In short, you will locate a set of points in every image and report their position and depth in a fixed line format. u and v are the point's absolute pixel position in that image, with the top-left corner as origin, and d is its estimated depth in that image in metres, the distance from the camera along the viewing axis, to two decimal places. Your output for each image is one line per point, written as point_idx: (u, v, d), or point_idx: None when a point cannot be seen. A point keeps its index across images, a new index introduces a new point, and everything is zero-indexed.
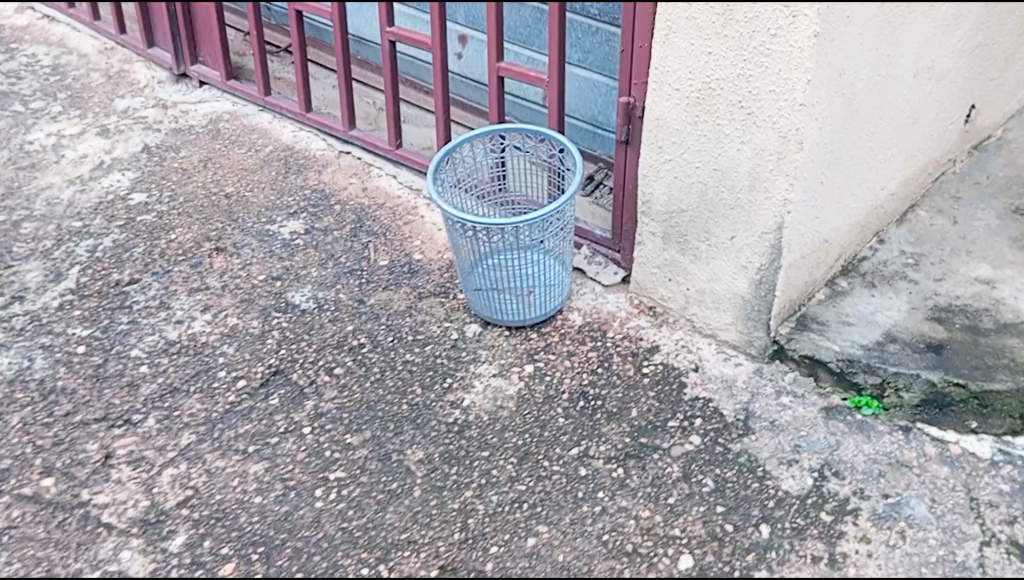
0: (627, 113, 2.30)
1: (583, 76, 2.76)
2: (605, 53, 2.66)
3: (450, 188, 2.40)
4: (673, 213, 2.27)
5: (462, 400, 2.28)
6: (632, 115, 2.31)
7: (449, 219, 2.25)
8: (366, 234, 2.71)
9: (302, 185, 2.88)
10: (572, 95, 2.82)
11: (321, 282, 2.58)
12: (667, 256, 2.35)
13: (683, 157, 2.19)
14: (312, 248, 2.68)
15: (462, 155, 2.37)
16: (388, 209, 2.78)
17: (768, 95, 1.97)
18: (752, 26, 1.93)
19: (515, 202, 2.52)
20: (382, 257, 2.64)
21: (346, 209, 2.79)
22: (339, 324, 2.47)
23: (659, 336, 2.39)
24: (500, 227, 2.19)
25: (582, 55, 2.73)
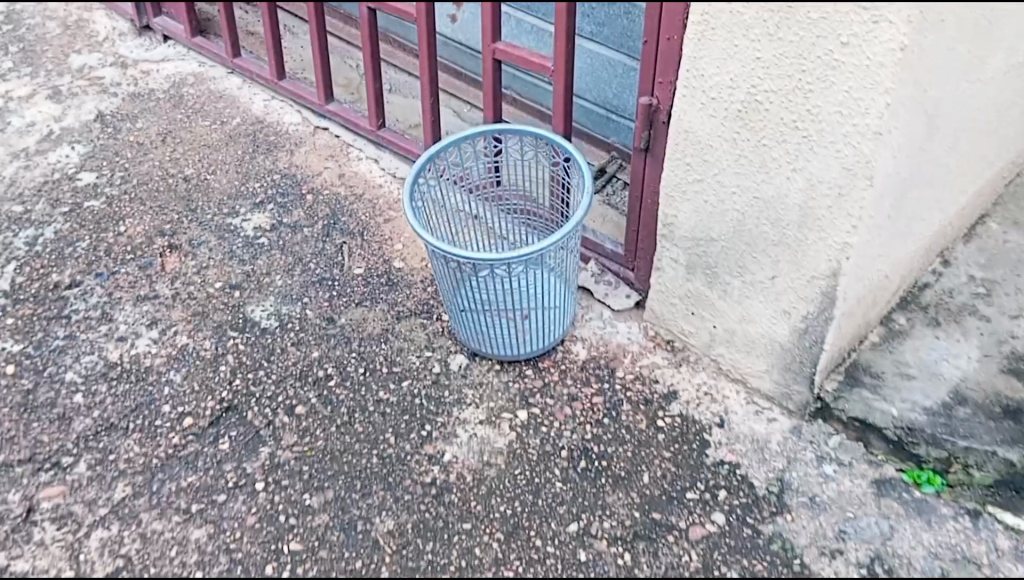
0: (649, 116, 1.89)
1: (596, 52, 2.35)
2: (623, 28, 2.24)
3: (431, 194, 2.00)
4: (699, 239, 1.89)
5: (442, 454, 1.94)
6: (655, 118, 1.89)
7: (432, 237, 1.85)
8: (341, 234, 2.34)
9: (272, 169, 2.50)
10: (583, 73, 2.41)
11: (286, 294, 2.22)
12: (692, 289, 1.97)
13: (716, 179, 1.79)
14: (278, 249, 2.31)
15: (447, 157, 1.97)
16: (369, 204, 2.40)
17: (832, 116, 1.57)
18: (817, 29, 1.52)
19: (513, 201, 2.12)
20: (358, 264, 2.26)
21: (321, 203, 2.41)
22: (305, 349, 2.11)
23: (678, 379, 2.02)
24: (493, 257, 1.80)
25: (595, 28, 2.31)
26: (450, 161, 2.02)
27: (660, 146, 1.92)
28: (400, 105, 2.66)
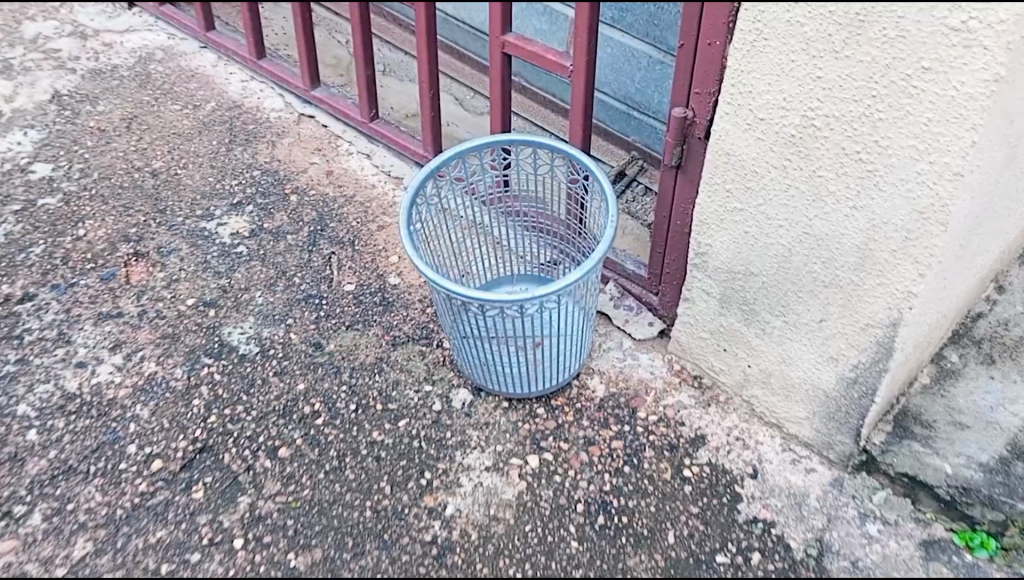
0: (683, 132, 1.64)
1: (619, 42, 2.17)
2: (649, 16, 2.07)
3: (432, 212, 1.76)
4: (735, 273, 1.66)
5: (443, 507, 1.72)
6: (690, 134, 1.64)
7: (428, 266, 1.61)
8: (328, 244, 2.11)
9: (251, 164, 2.27)
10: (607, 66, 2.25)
11: (267, 314, 1.99)
12: (725, 323, 1.75)
13: (761, 208, 1.54)
14: (258, 259, 2.09)
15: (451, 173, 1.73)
16: (360, 209, 2.18)
17: (905, 151, 1.30)
18: (893, 50, 1.22)
19: (525, 210, 1.88)
20: (348, 280, 2.04)
21: (306, 206, 2.18)
22: (289, 380, 1.89)
23: (705, 422, 1.82)
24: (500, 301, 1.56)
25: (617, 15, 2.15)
26: (454, 173, 1.77)
27: (696, 164, 1.68)
28: (395, 89, 2.43)
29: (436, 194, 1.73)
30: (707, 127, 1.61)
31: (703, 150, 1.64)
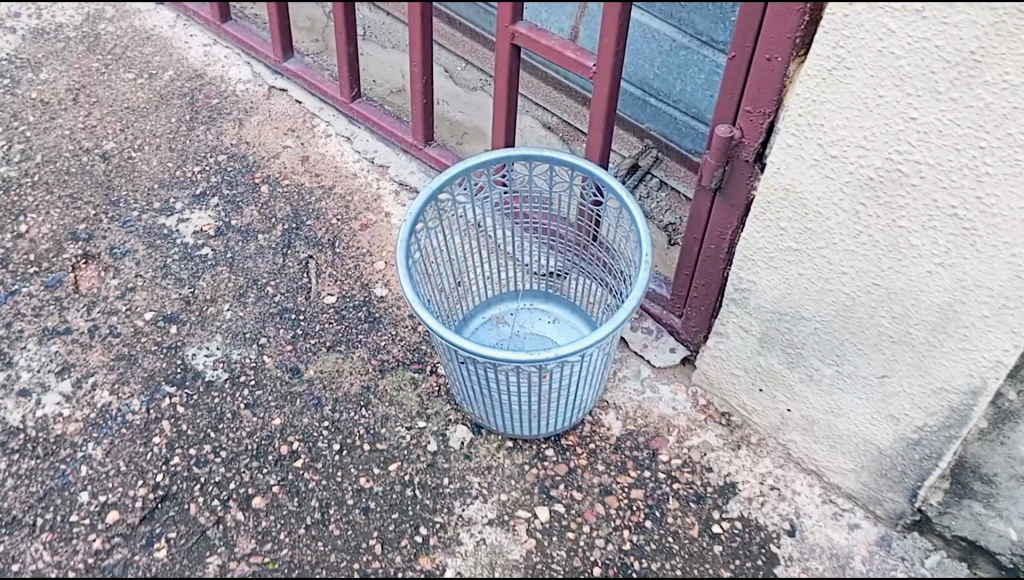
0: (727, 153, 1.41)
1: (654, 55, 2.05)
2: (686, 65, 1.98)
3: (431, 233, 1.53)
4: (782, 315, 1.45)
5: (442, 570, 1.51)
6: (735, 155, 1.42)
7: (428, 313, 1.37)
8: (305, 246, 1.86)
9: (216, 147, 2.01)
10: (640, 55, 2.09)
11: (237, 332, 1.75)
12: (763, 363, 1.55)
13: (822, 252, 1.34)
14: (225, 264, 1.84)
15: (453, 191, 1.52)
16: (341, 203, 1.93)
17: (1015, 212, 1.15)
18: (1015, 98, 1.07)
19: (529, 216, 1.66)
20: (328, 291, 1.80)
21: (281, 200, 1.93)
22: (263, 414, 1.66)
23: (735, 467, 1.62)
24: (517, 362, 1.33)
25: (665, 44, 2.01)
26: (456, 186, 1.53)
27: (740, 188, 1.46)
28: (378, 62, 2.21)
29: (438, 215, 1.49)
30: (758, 150, 1.39)
31: (750, 174, 1.43)
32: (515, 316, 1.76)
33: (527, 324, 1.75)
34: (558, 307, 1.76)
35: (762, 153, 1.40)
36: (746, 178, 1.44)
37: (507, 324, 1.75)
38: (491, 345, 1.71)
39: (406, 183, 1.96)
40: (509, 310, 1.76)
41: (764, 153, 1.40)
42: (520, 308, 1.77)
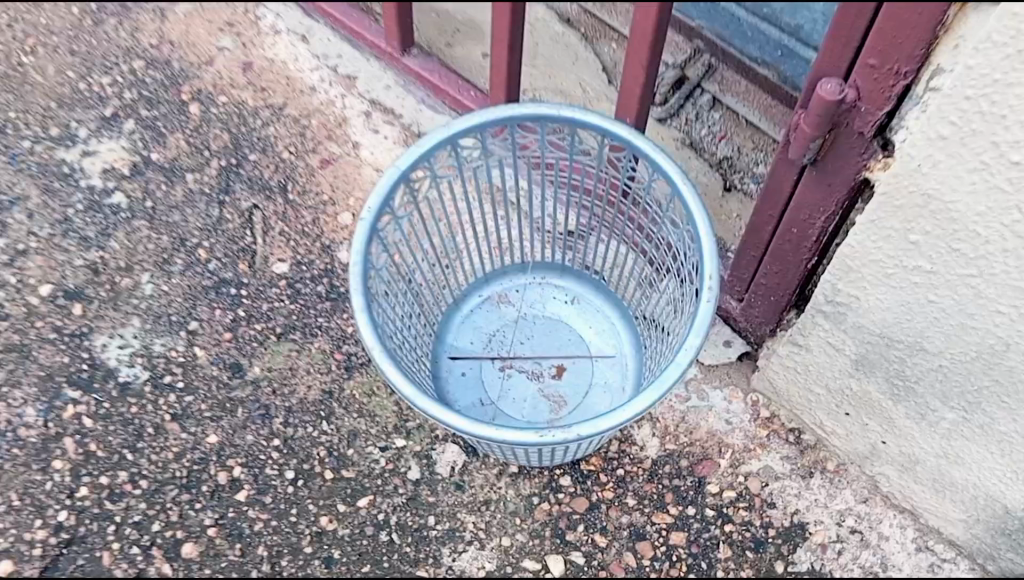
0: (833, 121, 1.00)
1: None
2: None
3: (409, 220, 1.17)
4: (892, 340, 1.11)
5: None
6: (843, 122, 1.00)
7: (395, 360, 1.00)
8: (248, 191, 1.45)
9: (131, 49, 1.59)
10: None
11: (159, 315, 1.35)
12: (856, 388, 1.21)
13: (972, 285, 0.96)
14: (145, 217, 1.42)
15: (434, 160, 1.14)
16: (294, 130, 1.51)
17: None
18: None
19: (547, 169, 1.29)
20: (279, 257, 1.39)
21: (217, 125, 1.51)
22: (193, 428, 1.27)
23: (805, 504, 1.28)
24: (515, 445, 0.95)
25: None
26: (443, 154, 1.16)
27: (849, 162, 1.05)
28: None
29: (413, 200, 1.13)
30: (880, 120, 0.97)
31: (864, 148, 1.01)
32: (523, 292, 1.38)
33: (538, 305, 1.37)
34: (578, 283, 1.38)
35: (885, 123, 0.98)
36: (859, 152, 1.03)
37: (511, 304, 1.37)
38: (491, 333, 1.35)
39: (379, 102, 1.53)
40: (515, 284, 1.39)
41: (888, 123, 0.98)
42: (529, 283, 1.39)
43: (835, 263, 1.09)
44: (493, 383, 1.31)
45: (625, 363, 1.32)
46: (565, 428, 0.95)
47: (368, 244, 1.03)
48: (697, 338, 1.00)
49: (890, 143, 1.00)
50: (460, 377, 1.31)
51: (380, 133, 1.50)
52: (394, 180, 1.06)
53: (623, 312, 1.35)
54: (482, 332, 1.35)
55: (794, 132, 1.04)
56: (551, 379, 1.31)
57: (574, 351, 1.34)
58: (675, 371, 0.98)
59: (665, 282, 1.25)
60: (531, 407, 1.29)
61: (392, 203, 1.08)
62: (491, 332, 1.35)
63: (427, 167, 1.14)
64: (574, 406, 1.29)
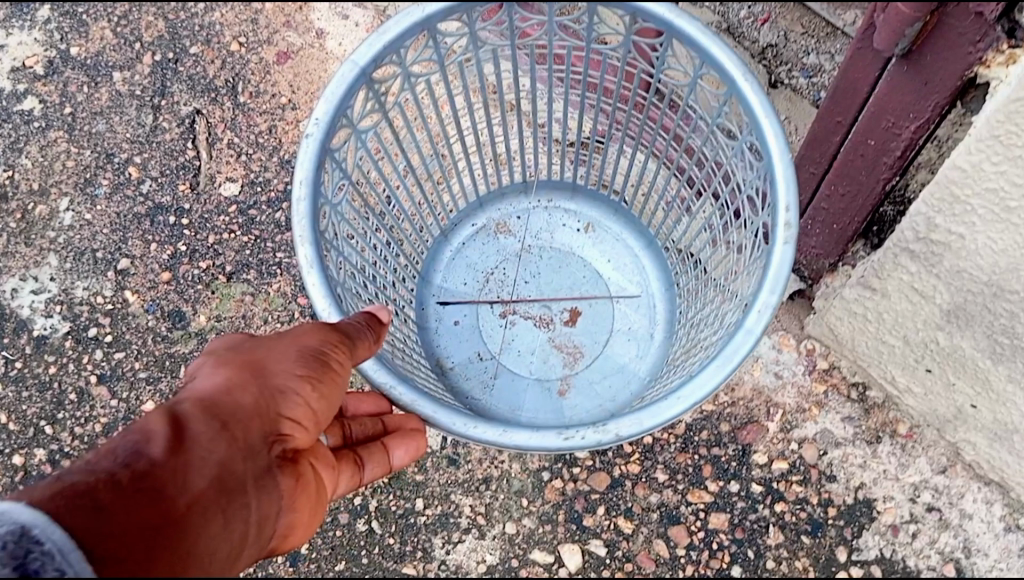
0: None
1: None
2: None
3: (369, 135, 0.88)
4: (1002, 290, 0.88)
5: None
6: None
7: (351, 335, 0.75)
8: (188, 91, 1.18)
9: None
10: None
11: (81, 251, 1.10)
12: (944, 342, 0.98)
13: None
14: (63, 126, 1.16)
15: (407, 52, 0.84)
16: (244, 15, 1.23)
17: None
18: None
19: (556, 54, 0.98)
20: (227, 176, 1.13)
21: (150, 10, 1.23)
22: (125, 394, 1.04)
23: (872, 477, 1.05)
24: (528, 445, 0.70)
25: None
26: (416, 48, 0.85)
27: (955, 54, 0.78)
28: None
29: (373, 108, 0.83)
30: None
31: (980, 34, 0.74)
32: (526, 219, 1.12)
33: (544, 234, 1.12)
34: (591, 207, 1.12)
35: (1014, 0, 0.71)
36: (972, 40, 0.75)
37: (512, 234, 1.12)
38: (490, 271, 1.10)
39: None
40: (516, 210, 1.13)
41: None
42: (533, 207, 1.13)
43: (933, 193, 0.87)
44: (492, 334, 1.07)
45: (653, 304, 1.08)
46: (596, 427, 0.71)
47: (318, 171, 0.74)
48: (772, 295, 0.73)
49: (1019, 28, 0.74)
50: (453, 327, 1.07)
51: (351, 18, 1.22)
52: (353, 82, 0.75)
53: (648, 242, 1.09)
54: (478, 269, 1.10)
55: (881, 16, 0.76)
56: (564, 325, 1.07)
57: (590, 291, 1.09)
58: (744, 343, 0.71)
59: (710, 208, 0.98)
60: (540, 361, 1.06)
61: (350, 109, 0.77)
62: (489, 270, 1.10)
63: (398, 61, 0.83)
64: (593, 358, 1.06)
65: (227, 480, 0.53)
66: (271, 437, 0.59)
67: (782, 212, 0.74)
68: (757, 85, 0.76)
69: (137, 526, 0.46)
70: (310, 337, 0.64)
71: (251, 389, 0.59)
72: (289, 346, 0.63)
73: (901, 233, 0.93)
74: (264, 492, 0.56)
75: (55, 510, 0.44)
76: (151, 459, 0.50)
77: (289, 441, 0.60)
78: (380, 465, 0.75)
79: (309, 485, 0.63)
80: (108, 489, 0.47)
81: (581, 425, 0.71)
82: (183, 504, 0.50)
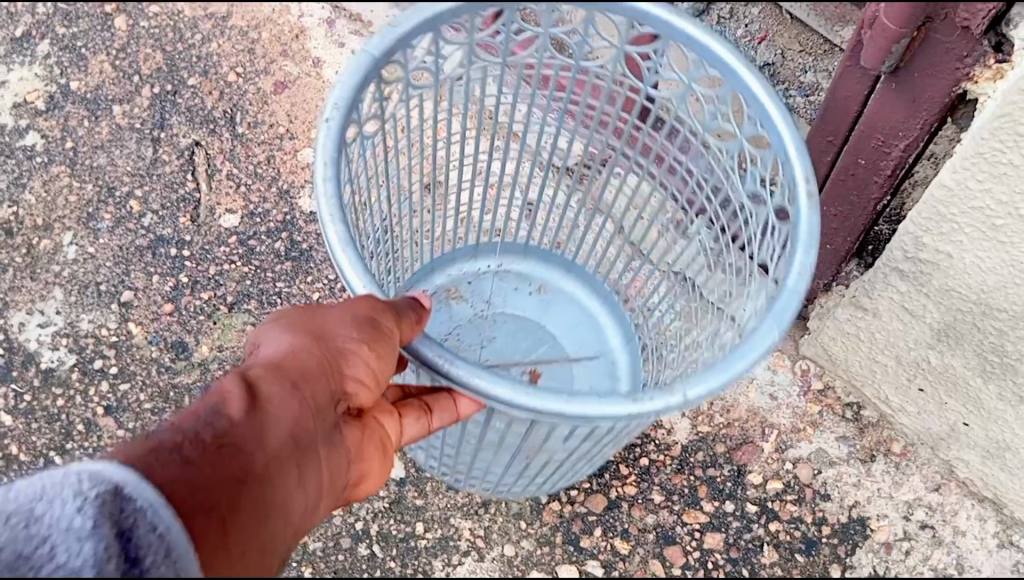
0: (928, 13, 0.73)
1: None
2: None
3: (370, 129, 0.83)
4: (991, 309, 0.89)
5: None
6: (941, 12, 0.74)
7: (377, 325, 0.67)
8: (186, 123, 1.20)
9: None
10: None
11: (86, 284, 1.12)
12: (934, 361, 0.99)
13: None
14: (65, 161, 1.18)
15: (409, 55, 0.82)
16: (240, 44, 1.25)
17: None
18: None
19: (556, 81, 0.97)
20: (227, 207, 1.15)
21: (148, 42, 1.26)
22: (132, 425, 1.05)
23: (866, 496, 1.07)
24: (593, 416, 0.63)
25: None
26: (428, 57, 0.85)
27: (944, 67, 0.78)
28: None
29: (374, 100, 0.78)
30: (996, 8, 0.71)
31: (968, 49, 0.76)
32: (475, 284, 1.12)
33: (497, 299, 1.12)
34: (541, 270, 1.13)
35: (1000, 14, 0.72)
36: (959, 55, 0.76)
37: (463, 300, 1.11)
38: (444, 338, 1.07)
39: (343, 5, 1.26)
40: (468, 274, 1.13)
41: (1005, 12, 0.72)
42: (485, 272, 1.13)
43: (920, 213, 0.87)
44: None
45: (613, 364, 1.09)
46: (664, 388, 0.64)
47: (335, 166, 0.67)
48: (808, 251, 0.69)
49: (1006, 42, 0.75)
50: None
51: (348, 47, 1.24)
52: (363, 70, 0.70)
53: (602, 299, 1.11)
54: (432, 336, 1.07)
55: (868, 32, 0.78)
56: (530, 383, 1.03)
57: (546, 355, 1.08)
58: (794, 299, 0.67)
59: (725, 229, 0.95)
60: None
61: (358, 105, 0.72)
62: (443, 336, 1.07)
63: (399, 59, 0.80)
64: None
65: (294, 439, 0.58)
66: (333, 395, 0.63)
67: (800, 183, 0.72)
68: (755, 72, 0.77)
69: (221, 480, 0.52)
70: (360, 301, 0.64)
71: (316, 354, 0.63)
72: (345, 311, 0.64)
73: (891, 252, 0.94)
74: (330, 451, 0.62)
75: (147, 469, 0.50)
76: (230, 418, 0.56)
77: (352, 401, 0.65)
78: (449, 414, 0.73)
79: (372, 437, 0.68)
80: (191, 446, 0.53)
81: (648, 391, 0.64)
82: (259, 462, 0.55)
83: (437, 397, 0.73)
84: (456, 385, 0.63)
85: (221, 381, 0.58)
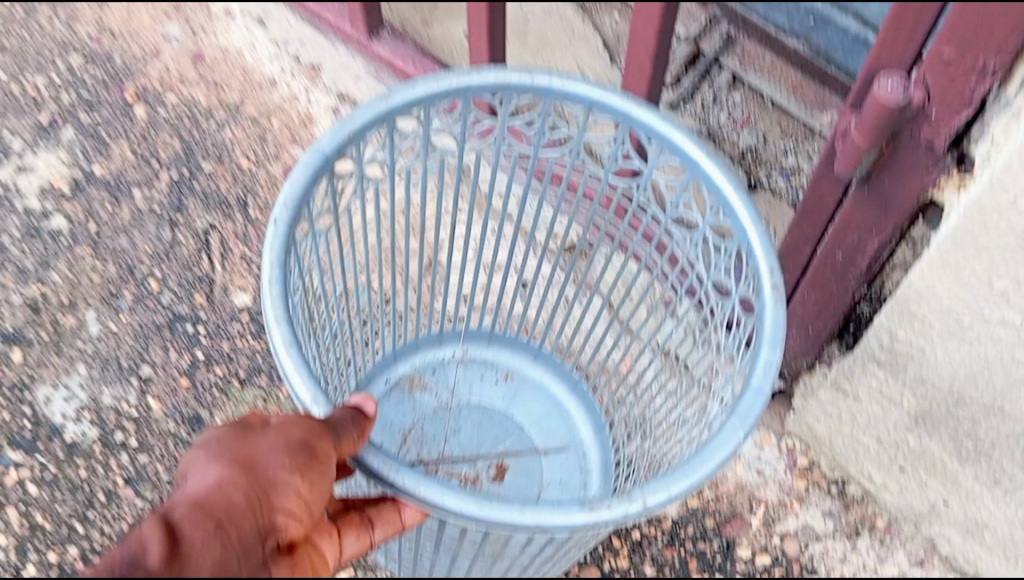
0: (894, 130, 0.77)
1: None
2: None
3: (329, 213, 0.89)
4: (963, 398, 0.93)
5: None
6: (906, 130, 0.77)
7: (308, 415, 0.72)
8: (203, 207, 1.27)
9: (67, 42, 1.41)
10: None
11: (107, 360, 1.18)
12: (913, 443, 1.03)
13: None
14: (89, 242, 1.25)
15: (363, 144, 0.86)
16: (253, 132, 1.33)
17: None
18: None
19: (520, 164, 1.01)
20: (240, 286, 1.22)
21: (168, 129, 1.33)
22: (150, 494, 1.11)
23: (851, 570, 1.11)
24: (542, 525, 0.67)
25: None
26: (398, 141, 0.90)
27: (912, 178, 0.81)
28: None
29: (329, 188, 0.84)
30: (956, 129, 0.74)
31: (932, 162, 0.79)
32: (441, 373, 1.15)
33: (460, 388, 1.15)
34: (507, 357, 1.17)
35: (960, 134, 0.76)
36: (926, 167, 0.79)
37: (427, 389, 1.13)
38: (406, 430, 1.10)
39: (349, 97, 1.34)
40: (430, 363, 1.15)
41: (966, 133, 0.75)
42: (449, 359, 1.16)
43: (892, 310, 0.92)
44: None
45: (584, 453, 1.13)
46: (622, 495, 0.68)
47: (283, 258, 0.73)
48: (773, 350, 0.74)
49: (967, 157, 0.78)
50: None
51: None
52: (313, 168, 0.77)
53: (572, 387, 1.15)
54: (395, 429, 1.10)
55: (841, 145, 0.82)
56: (491, 480, 1.07)
57: (515, 446, 1.12)
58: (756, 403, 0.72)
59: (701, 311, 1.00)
60: None
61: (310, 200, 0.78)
62: (405, 428, 1.10)
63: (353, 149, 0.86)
64: None
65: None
66: (265, 532, 0.55)
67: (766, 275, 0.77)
68: (719, 162, 0.82)
69: None
70: (294, 427, 0.60)
71: (246, 485, 0.56)
72: (276, 437, 0.60)
73: (868, 342, 0.98)
74: None
75: None
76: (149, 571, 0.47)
77: (285, 536, 0.56)
78: (391, 525, 0.74)
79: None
80: None
81: (606, 497, 0.68)
82: None
83: (380, 509, 0.74)
84: (401, 494, 0.65)
85: (138, 528, 0.50)
